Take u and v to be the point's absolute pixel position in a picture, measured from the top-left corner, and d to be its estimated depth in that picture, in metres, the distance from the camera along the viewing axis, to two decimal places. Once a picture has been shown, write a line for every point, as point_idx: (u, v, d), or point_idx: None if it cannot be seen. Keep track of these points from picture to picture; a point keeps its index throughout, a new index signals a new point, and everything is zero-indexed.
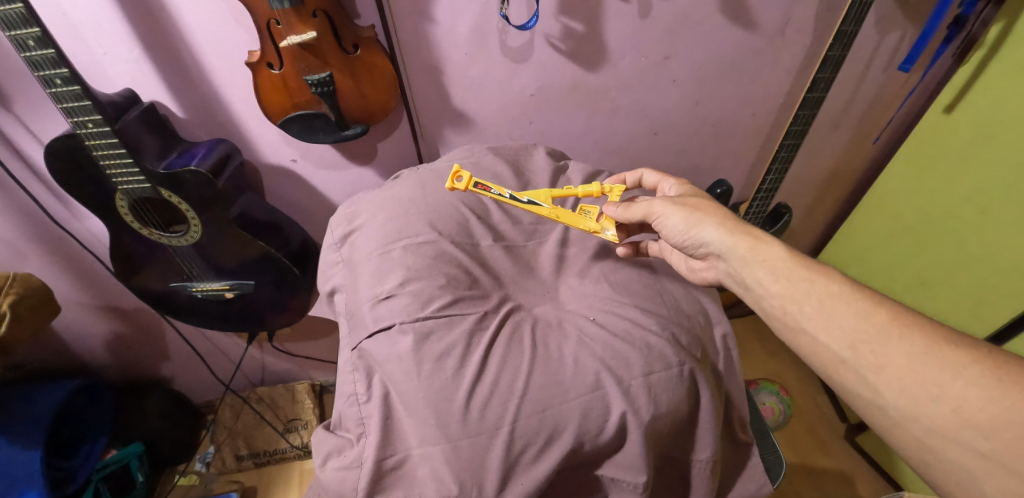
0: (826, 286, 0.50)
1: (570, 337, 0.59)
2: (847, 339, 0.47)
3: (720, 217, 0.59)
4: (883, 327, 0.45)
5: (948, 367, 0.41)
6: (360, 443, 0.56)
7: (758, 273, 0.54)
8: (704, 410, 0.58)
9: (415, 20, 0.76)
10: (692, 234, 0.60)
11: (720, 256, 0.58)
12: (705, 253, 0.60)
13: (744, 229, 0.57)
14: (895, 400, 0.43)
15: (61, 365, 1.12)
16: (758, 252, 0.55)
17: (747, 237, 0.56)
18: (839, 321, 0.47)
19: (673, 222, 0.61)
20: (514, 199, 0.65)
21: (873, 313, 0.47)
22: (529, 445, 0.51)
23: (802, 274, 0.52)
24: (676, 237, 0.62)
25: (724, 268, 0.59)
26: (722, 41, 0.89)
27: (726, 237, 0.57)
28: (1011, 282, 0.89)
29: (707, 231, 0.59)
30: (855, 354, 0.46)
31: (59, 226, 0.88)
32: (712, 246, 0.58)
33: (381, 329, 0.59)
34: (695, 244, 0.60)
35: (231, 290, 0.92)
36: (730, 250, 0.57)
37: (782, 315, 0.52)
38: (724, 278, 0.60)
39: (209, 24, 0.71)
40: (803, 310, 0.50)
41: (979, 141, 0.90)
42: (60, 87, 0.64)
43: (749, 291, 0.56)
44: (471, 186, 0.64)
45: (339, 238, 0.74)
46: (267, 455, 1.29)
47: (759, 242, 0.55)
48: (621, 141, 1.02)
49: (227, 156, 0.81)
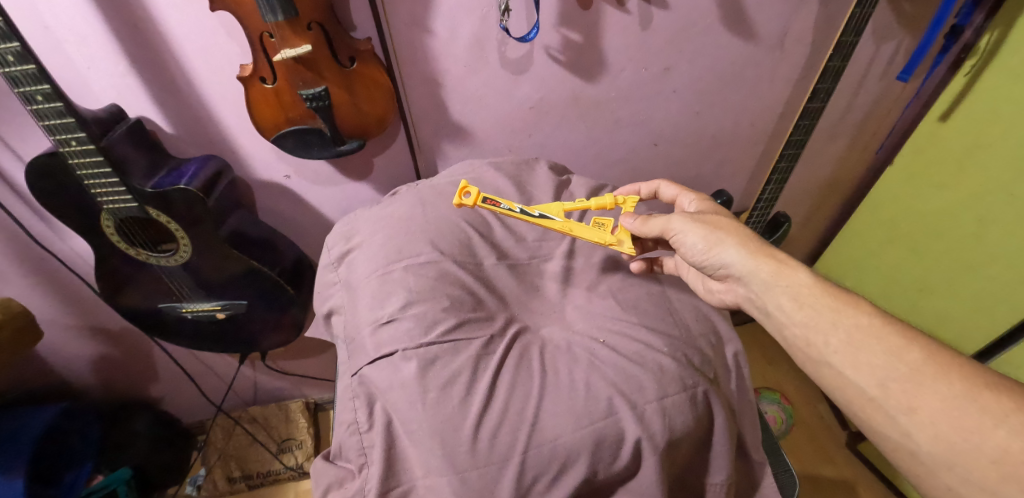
0: (856, 318, 0.48)
1: (580, 361, 0.57)
2: (875, 377, 0.45)
3: (740, 238, 0.57)
4: (916, 365, 0.44)
5: (989, 415, 0.40)
6: (362, 475, 0.54)
7: (781, 299, 0.53)
8: (718, 432, 0.57)
9: (413, 32, 0.74)
10: (712, 254, 0.58)
11: (740, 279, 0.57)
12: (724, 276, 0.59)
13: (767, 252, 0.56)
14: (928, 445, 0.42)
15: (44, 389, 1.07)
16: (782, 277, 0.53)
17: (769, 260, 0.55)
18: (867, 356, 0.46)
19: (692, 240, 0.59)
20: (525, 213, 0.61)
21: (905, 351, 0.45)
22: (539, 477, 0.49)
23: (828, 303, 0.50)
24: (695, 255, 0.60)
25: (744, 292, 0.57)
26: (722, 52, 0.89)
27: (748, 260, 0.56)
28: (1009, 295, 0.90)
29: (727, 252, 0.57)
30: (884, 392, 0.44)
31: (41, 246, 0.84)
32: (732, 267, 0.57)
33: (382, 356, 0.57)
34: (714, 265, 0.59)
35: (223, 310, 0.89)
36: (751, 274, 0.55)
37: (806, 347, 0.51)
38: (744, 303, 0.59)
39: (200, 37, 0.68)
40: (828, 343, 0.49)
41: (976, 150, 0.90)
42: (41, 104, 0.61)
43: (770, 318, 0.55)
44: (479, 201, 0.60)
45: (336, 257, 0.71)
46: (261, 477, 1.25)
47: (784, 266, 0.54)
48: (620, 153, 1.01)
49: (218, 173, 0.78)
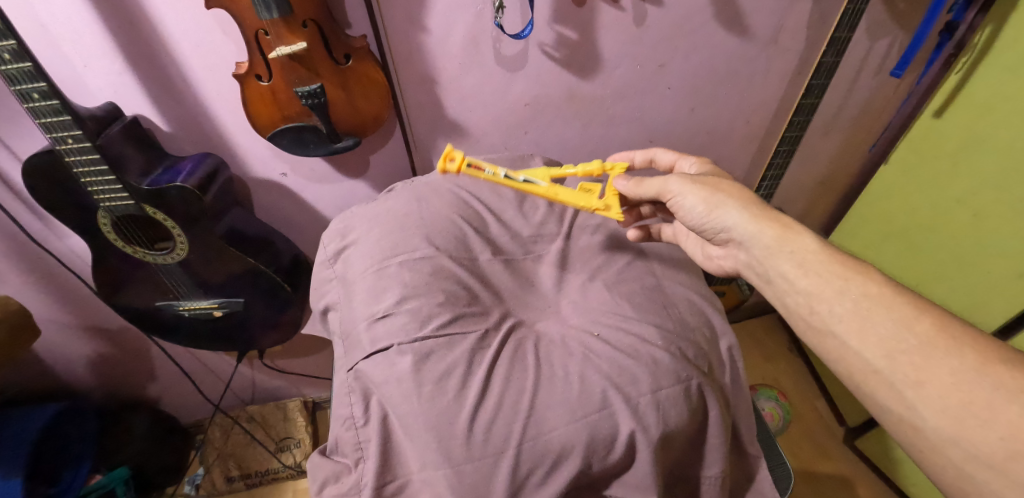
0: (865, 286, 0.49)
1: (574, 355, 0.57)
2: (884, 349, 0.46)
3: (743, 201, 0.57)
4: (927, 337, 0.44)
5: (1001, 390, 0.40)
6: (359, 469, 0.54)
7: (785, 264, 0.53)
8: (712, 425, 0.57)
9: (408, 29, 0.75)
10: (713, 218, 0.59)
11: (741, 242, 0.57)
12: (724, 240, 0.59)
13: (771, 217, 0.56)
14: (935, 420, 0.42)
15: (41, 389, 1.08)
16: (786, 241, 0.54)
17: (773, 224, 0.55)
18: (876, 327, 0.46)
19: (692, 203, 0.59)
20: (509, 178, 0.60)
21: (916, 321, 0.46)
22: (534, 470, 0.49)
23: (836, 271, 0.51)
24: (695, 219, 0.60)
25: (745, 257, 0.58)
26: (716, 49, 0.89)
27: (751, 224, 0.56)
28: (1012, 279, 0.88)
29: (729, 215, 0.57)
30: (892, 365, 0.45)
31: (38, 245, 0.84)
32: (733, 231, 0.57)
33: (377, 350, 0.57)
34: (715, 228, 0.59)
35: (220, 308, 0.89)
36: (753, 238, 0.55)
37: (809, 314, 0.51)
38: (744, 268, 0.59)
39: (195, 34, 0.69)
40: (834, 310, 0.49)
41: (968, 144, 0.90)
42: (38, 101, 0.62)
43: (772, 284, 0.55)
44: (464, 166, 0.60)
45: (333, 253, 0.71)
46: (259, 475, 1.25)
47: (788, 231, 0.54)
48: (615, 150, 1.01)
49: (215, 170, 0.78)
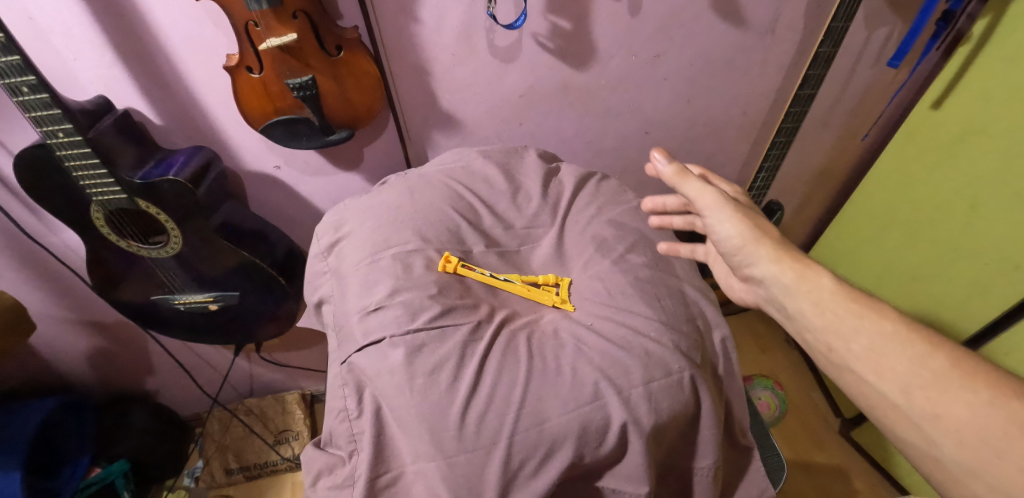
0: (880, 324, 0.47)
1: (567, 346, 0.57)
2: (899, 383, 0.45)
3: (774, 241, 0.54)
4: (942, 372, 0.44)
5: (1016, 423, 0.40)
6: (353, 461, 0.54)
7: (801, 304, 0.51)
8: (704, 417, 0.57)
9: (400, 19, 0.74)
10: (743, 250, 0.55)
11: (762, 280, 0.55)
12: (748, 274, 0.57)
13: (792, 255, 0.53)
14: (954, 452, 0.42)
15: (39, 382, 1.08)
16: (805, 282, 0.51)
17: (795, 265, 0.53)
18: (890, 362, 0.45)
19: (726, 231, 0.56)
20: (493, 277, 0.65)
21: (930, 357, 0.45)
22: (526, 461, 0.50)
23: (851, 309, 0.49)
24: (724, 246, 0.57)
25: (766, 294, 0.56)
26: (712, 40, 0.88)
27: (774, 263, 0.53)
28: (1005, 274, 0.88)
29: (758, 252, 0.54)
30: (909, 399, 0.44)
31: (32, 240, 0.84)
32: (758, 267, 0.54)
33: (370, 343, 0.57)
34: (741, 261, 0.56)
35: (215, 301, 0.90)
36: (774, 277, 0.53)
37: (826, 351, 0.49)
38: (767, 304, 0.57)
39: (183, 25, 0.68)
40: (850, 348, 0.47)
41: (968, 135, 0.89)
42: (27, 95, 0.61)
43: (791, 321, 0.53)
44: (459, 266, 0.64)
45: (326, 247, 0.71)
46: (258, 468, 1.26)
47: (806, 271, 0.52)
48: (610, 141, 1.01)
49: (207, 164, 0.78)
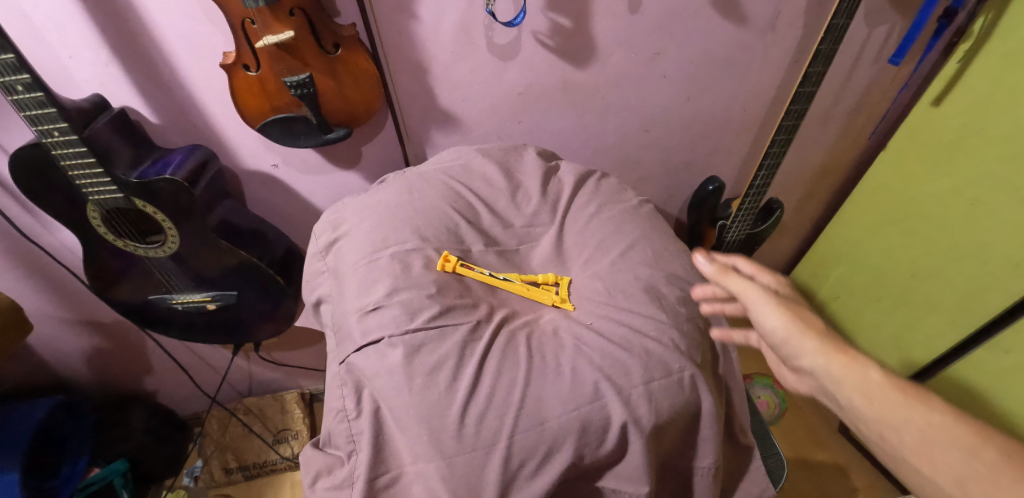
0: (928, 415, 0.45)
1: (567, 346, 0.56)
2: (953, 474, 0.43)
3: (822, 335, 0.49)
4: (995, 466, 0.42)
5: None
6: (352, 461, 0.54)
7: (851, 397, 0.47)
8: (705, 417, 0.56)
9: (398, 17, 0.73)
10: (791, 344, 0.50)
11: (812, 374, 0.49)
12: (797, 368, 0.51)
13: (841, 347, 0.48)
14: None
15: (37, 382, 1.08)
16: (853, 374, 0.47)
17: (842, 357, 0.47)
18: (942, 454, 0.43)
19: (772, 325, 0.50)
20: (493, 277, 0.65)
21: (980, 449, 0.43)
22: (526, 461, 0.49)
23: (902, 401, 0.46)
24: (771, 340, 0.51)
25: (819, 388, 0.50)
26: (712, 37, 0.88)
27: (822, 358, 0.48)
28: (1006, 271, 0.88)
29: (805, 346, 0.49)
30: (964, 491, 0.42)
31: (29, 240, 0.84)
32: (806, 362, 0.49)
33: (368, 343, 0.57)
34: (788, 356, 0.50)
35: (213, 301, 0.89)
36: (823, 372, 0.48)
37: (880, 441, 0.46)
38: (821, 398, 0.51)
39: (180, 22, 0.67)
40: (903, 440, 0.45)
41: (968, 133, 0.89)
42: (22, 94, 0.60)
43: (844, 412, 0.48)
44: (458, 266, 0.63)
45: (323, 246, 0.71)
46: (258, 467, 1.26)
47: (855, 363, 0.47)
48: (610, 139, 1.01)
49: (204, 163, 0.77)
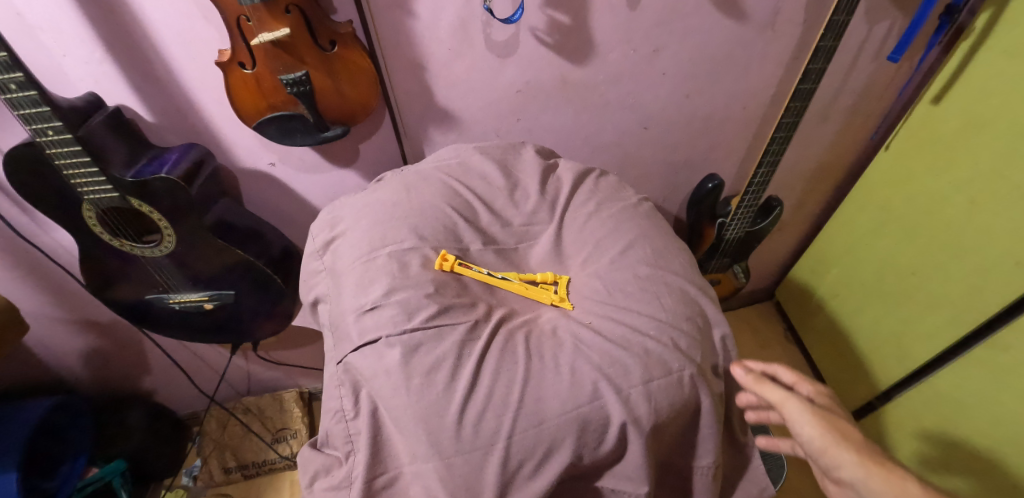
0: None
1: (566, 346, 0.56)
2: None
3: (860, 447, 0.49)
4: None
5: None
6: (349, 462, 0.54)
7: None
8: (705, 416, 0.56)
9: (395, 14, 0.73)
10: (827, 453, 0.50)
11: (851, 487, 0.48)
12: (838, 482, 0.50)
13: (879, 461, 0.48)
14: None
15: (35, 382, 1.07)
16: (894, 489, 0.45)
17: (880, 470, 0.47)
18: None
19: (807, 434, 0.52)
20: (491, 275, 0.64)
21: None
22: (524, 462, 0.49)
23: None
24: (808, 450, 0.52)
25: None
26: (711, 34, 0.87)
27: (861, 469, 0.48)
28: (1003, 270, 0.87)
29: (841, 456, 0.49)
30: None
31: (25, 240, 0.83)
32: (843, 473, 0.49)
33: (366, 343, 0.56)
34: (827, 467, 0.51)
35: (211, 301, 0.89)
36: (862, 484, 0.47)
37: None
38: None
39: (174, 20, 0.66)
40: None
41: (968, 130, 0.89)
42: (15, 93, 0.59)
43: None
44: (456, 265, 0.63)
45: (321, 245, 0.70)
46: (256, 466, 1.26)
47: (893, 476, 0.46)
48: (610, 136, 1.00)
49: (200, 161, 0.77)
